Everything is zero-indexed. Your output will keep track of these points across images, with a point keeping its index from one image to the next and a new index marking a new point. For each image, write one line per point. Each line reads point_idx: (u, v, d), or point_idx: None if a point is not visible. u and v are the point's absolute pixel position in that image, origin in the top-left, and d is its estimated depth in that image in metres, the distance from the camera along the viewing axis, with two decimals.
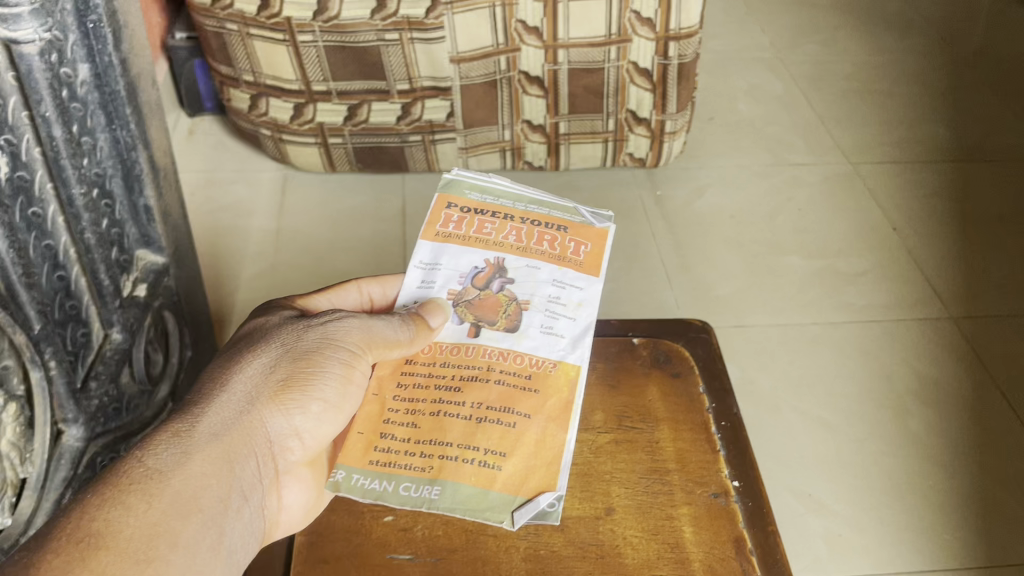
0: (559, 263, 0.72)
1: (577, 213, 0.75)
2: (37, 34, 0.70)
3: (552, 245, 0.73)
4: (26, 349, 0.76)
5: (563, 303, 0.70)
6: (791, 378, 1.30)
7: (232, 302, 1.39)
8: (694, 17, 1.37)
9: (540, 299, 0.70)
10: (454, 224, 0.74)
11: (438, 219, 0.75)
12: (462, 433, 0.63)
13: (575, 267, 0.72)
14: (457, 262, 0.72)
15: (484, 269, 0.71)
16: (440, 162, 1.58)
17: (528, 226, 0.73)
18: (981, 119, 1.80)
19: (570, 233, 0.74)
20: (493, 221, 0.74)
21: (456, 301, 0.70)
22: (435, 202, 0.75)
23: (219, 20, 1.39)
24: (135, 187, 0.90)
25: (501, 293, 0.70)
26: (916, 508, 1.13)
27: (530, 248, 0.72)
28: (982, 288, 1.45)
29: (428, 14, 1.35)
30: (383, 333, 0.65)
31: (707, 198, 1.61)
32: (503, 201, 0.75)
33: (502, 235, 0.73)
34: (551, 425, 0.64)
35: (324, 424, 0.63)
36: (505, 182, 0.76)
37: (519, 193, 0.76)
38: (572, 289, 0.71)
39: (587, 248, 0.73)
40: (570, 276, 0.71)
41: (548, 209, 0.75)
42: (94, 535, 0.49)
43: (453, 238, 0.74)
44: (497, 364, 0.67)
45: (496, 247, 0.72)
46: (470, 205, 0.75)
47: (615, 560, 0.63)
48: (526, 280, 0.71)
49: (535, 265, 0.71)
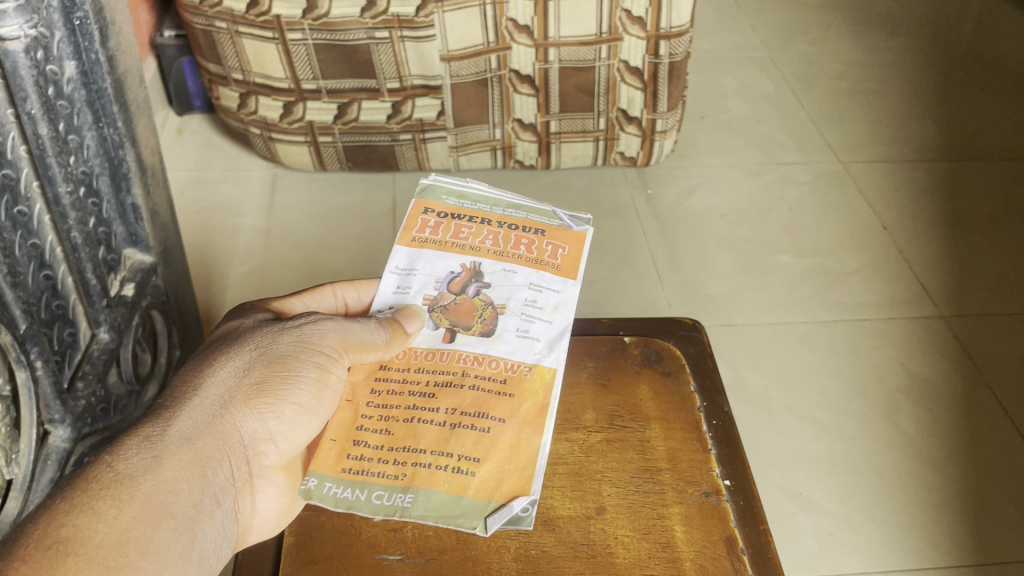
0: (535, 266, 0.72)
1: (555, 217, 0.75)
2: (22, 30, 0.69)
3: (529, 249, 0.73)
4: (12, 349, 0.75)
5: (540, 306, 0.70)
6: (782, 376, 1.30)
7: (222, 300, 1.38)
8: (684, 16, 1.37)
9: (517, 303, 0.70)
10: (431, 229, 0.74)
11: (415, 223, 0.75)
12: (436, 440, 0.63)
13: (551, 270, 0.72)
14: (433, 267, 0.72)
15: (461, 274, 0.71)
16: (431, 161, 1.58)
17: (506, 230, 0.74)
18: (970, 119, 1.81)
19: (547, 237, 0.74)
20: (470, 226, 0.74)
21: (432, 306, 0.71)
22: (412, 206, 0.76)
23: (207, 18, 1.38)
24: (123, 185, 0.90)
25: (477, 297, 0.70)
26: (906, 506, 1.14)
27: (506, 251, 0.72)
28: (972, 287, 1.45)
29: (418, 12, 1.34)
30: (360, 336, 0.65)
31: (698, 197, 1.61)
32: (481, 206, 0.75)
33: (478, 239, 0.73)
34: (525, 429, 0.63)
35: (297, 429, 0.63)
36: (484, 187, 0.77)
37: (496, 198, 0.76)
38: (549, 292, 0.70)
39: (564, 252, 0.73)
40: (547, 280, 0.71)
41: (526, 212, 0.75)
42: (65, 542, 0.48)
43: (429, 242, 0.74)
44: (472, 369, 0.67)
45: (472, 251, 0.72)
46: (446, 211, 0.75)
47: (607, 559, 0.63)
48: (503, 283, 0.71)
49: (512, 270, 0.71)
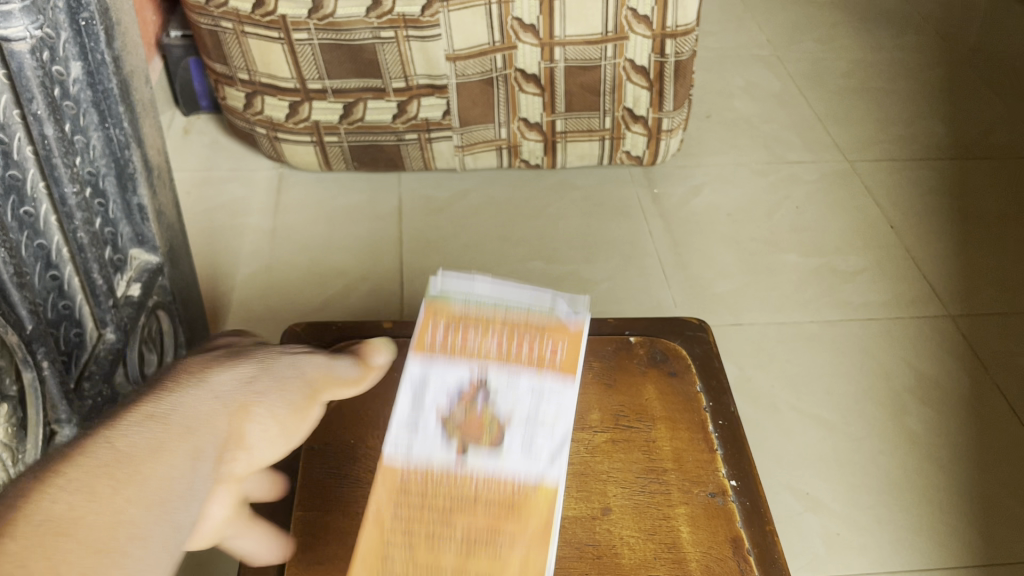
0: (537, 369, 0.72)
1: (553, 311, 0.75)
2: (27, 31, 0.69)
3: (531, 350, 0.73)
4: (19, 349, 0.75)
5: (541, 416, 0.70)
6: (789, 376, 1.29)
7: (227, 299, 1.39)
8: (690, 15, 1.37)
9: (521, 413, 0.70)
10: (440, 337, 0.73)
11: (424, 332, 0.74)
12: (455, 564, 0.62)
13: (552, 372, 0.72)
14: (444, 377, 0.71)
15: (471, 386, 0.70)
16: (436, 161, 1.57)
17: (511, 332, 0.74)
18: (978, 117, 1.80)
19: (547, 335, 0.74)
20: (477, 331, 0.74)
21: (445, 420, 0.69)
22: (423, 309, 0.74)
23: (212, 18, 1.39)
24: (129, 186, 0.90)
25: (486, 410, 0.70)
26: (914, 506, 1.13)
27: (510, 355, 0.73)
28: (980, 286, 1.44)
29: (423, 12, 1.34)
30: (336, 375, 0.70)
31: (704, 196, 1.61)
32: (485, 308, 0.75)
33: (484, 342, 0.73)
34: (533, 547, 0.63)
35: (278, 448, 0.63)
36: (489, 284, 0.77)
37: (499, 297, 0.76)
38: (553, 398, 0.71)
39: (563, 352, 0.74)
40: (546, 383, 0.72)
41: (527, 308, 0.75)
42: (58, 521, 0.47)
43: (440, 350, 0.73)
44: (484, 487, 0.66)
45: (480, 358, 0.72)
46: (455, 313, 0.74)
47: (612, 560, 0.64)
48: (508, 391, 0.71)
49: (515, 374, 0.72)
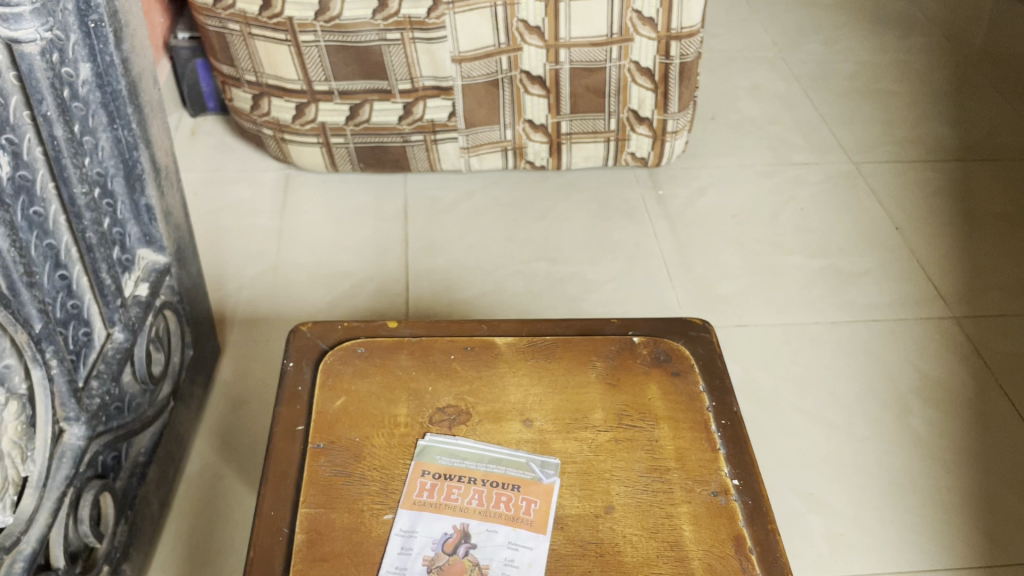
0: (513, 524, 0.71)
1: (528, 468, 0.74)
2: (37, 33, 0.70)
3: (507, 506, 0.72)
4: (27, 348, 0.76)
5: (517, 565, 0.68)
6: (793, 377, 1.29)
7: (233, 300, 1.39)
8: (694, 18, 1.39)
9: (498, 564, 0.68)
10: (428, 492, 0.73)
11: (413, 486, 0.73)
12: None
13: (524, 526, 0.70)
14: (431, 529, 0.70)
15: (453, 535, 0.70)
16: (442, 162, 1.57)
17: (489, 488, 0.73)
18: (983, 119, 1.79)
19: (521, 491, 0.72)
20: (460, 486, 0.73)
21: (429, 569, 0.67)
22: (408, 469, 0.74)
23: (221, 20, 1.40)
24: (136, 186, 0.91)
25: (467, 558, 0.68)
26: (918, 507, 1.13)
27: (488, 510, 0.72)
28: (985, 287, 1.44)
29: (429, 14, 1.35)
30: None
31: (709, 198, 1.61)
32: (467, 462, 0.75)
33: (466, 499, 0.73)
34: None
35: None
36: (471, 441, 0.77)
37: (481, 452, 0.76)
38: (525, 549, 0.69)
39: (536, 506, 0.71)
40: (522, 536, 0.69)
41: (505, 466, 0.75)
42: None
43: (426, 502, 0.72)
44: None
45: (462, 513, 0.72)
46: (441, 471, 0.74)
47: (616, 558, 0.68)
48: (486, 543, 0.70)
49: (493, 529, 0.71)
